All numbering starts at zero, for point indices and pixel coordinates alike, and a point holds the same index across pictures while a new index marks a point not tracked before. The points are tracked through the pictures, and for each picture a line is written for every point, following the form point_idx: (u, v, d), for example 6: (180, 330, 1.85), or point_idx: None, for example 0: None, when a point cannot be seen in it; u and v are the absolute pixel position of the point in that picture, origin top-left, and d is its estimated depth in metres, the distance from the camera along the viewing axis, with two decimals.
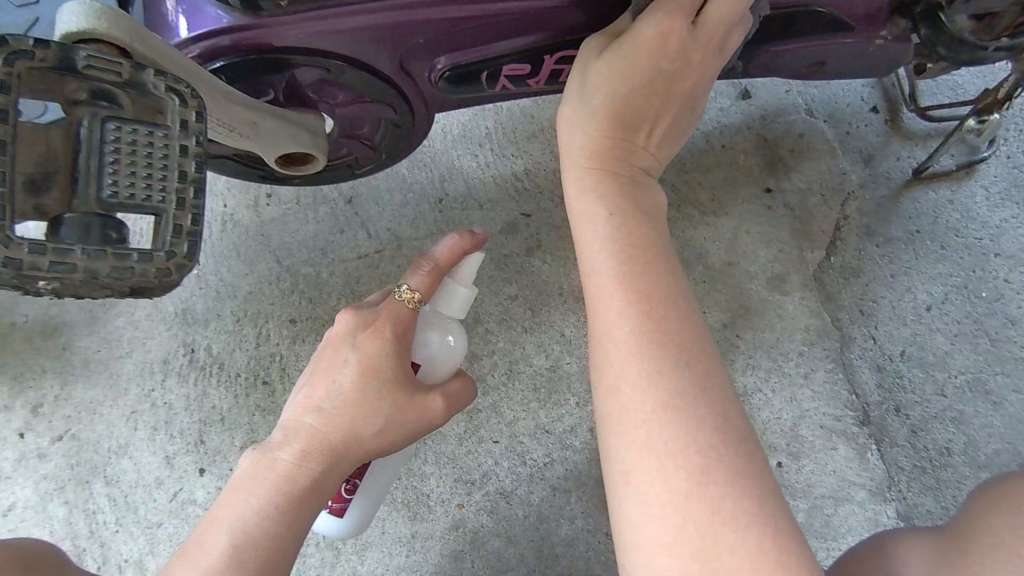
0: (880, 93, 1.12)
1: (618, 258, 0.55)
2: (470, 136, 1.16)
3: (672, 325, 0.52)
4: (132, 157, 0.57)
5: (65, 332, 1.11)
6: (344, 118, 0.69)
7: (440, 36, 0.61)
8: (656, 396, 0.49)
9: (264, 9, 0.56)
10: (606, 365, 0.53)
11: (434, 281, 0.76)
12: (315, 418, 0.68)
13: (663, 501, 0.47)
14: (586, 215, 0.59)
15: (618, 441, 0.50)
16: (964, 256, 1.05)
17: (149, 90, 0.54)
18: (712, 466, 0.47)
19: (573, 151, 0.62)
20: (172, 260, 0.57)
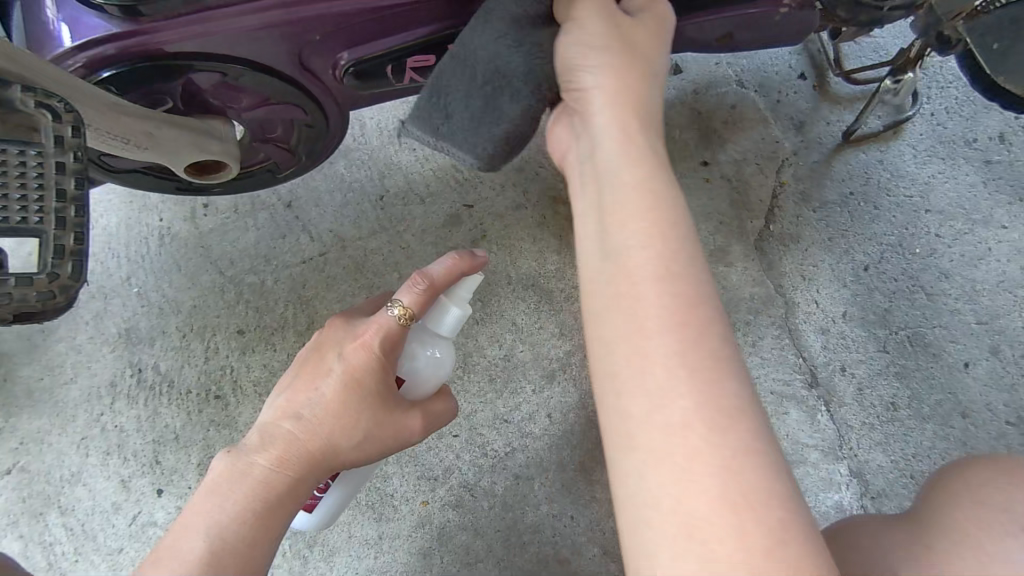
0: (806, 60, 1.15)
1: (685, 270, 0.48)
2: (408, 131, 1.15)
3: (731, 342, 0.47)
4: (8, 179, 0.56)
5: (5, 362, 1.08)
6: (253, 122, 0.68)
7: (336, 31, 0.60)
8: (690, 398, 0.44)
9: (145, 15, 0.55)
10: (668, 394, 0.44)
11: (427, 300, 0.70)
12: (293, 426, 0.66)
13: (735, 561, 0.40)
14: (637, 196, 0.51)
15: (683, 487, 0.42)
16: (898, 215, 1.08)
17: (19, 107, 0.53)
18: (790, 521, 0.42)
19: (615, 120, 0.54)
20: (55, 282, 0.54)
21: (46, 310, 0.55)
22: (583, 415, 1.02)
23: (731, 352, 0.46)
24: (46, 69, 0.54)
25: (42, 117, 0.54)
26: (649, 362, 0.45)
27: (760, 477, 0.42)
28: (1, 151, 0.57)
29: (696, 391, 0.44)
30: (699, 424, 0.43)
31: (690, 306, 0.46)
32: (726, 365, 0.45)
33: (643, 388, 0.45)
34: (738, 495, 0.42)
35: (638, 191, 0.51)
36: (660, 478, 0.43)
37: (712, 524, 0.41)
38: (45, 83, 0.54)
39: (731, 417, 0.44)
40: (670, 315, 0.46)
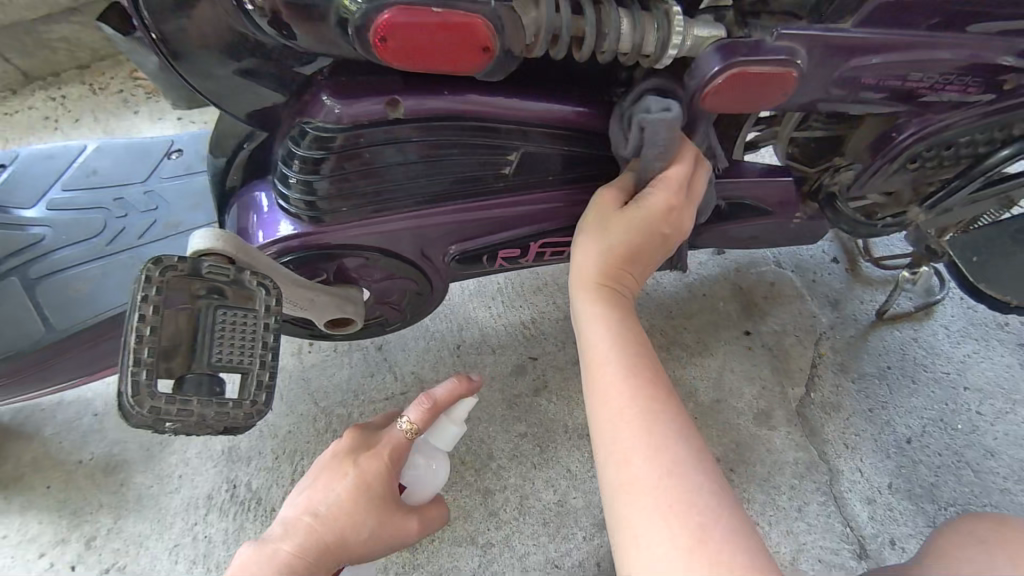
0: (838, 246, 1.30)
1: (625, 362, 0.62)
2: (484, 291, 1.35)
3: (666, 401, 0.60)
4: (235, 332, 0.65)
5: (124, 469, 1.25)
6: (378, 290, 0.80)
7: (458, 228, 0.75)
8: (645, 461, 0.56)
9: (321, 221, 0.70)
10: (615, 441, 0.58)
11: (432, 416, 0.84)
12: (313, 520, 0.75)
13: (670, 560, 0.51)
14: (593, 319, 0.66)
15: (628, 507, 0.55)
16: (936, 390, 1.15)
17: (245, 285, 0.64)
18: (710, 527, 0.52)
19: (583, 270, 0.69)
20: (255, 407, 0.64)
21: (247, 425, 0.64)
22: None
23: (667, 405, 0.60)
24: (269, 264, 0.66)
25: (257, 292, 0.65)
26: (622, 434, 0.58)
27: (713, 505, 0.53)
28: (233, 314, 0.66)
29: (652, 455, 0.56)
30: (636, 459, 0.56)
31: (638, 397, 0.59)
32: (657, 416, 0.58)
33: (616, 458, 0.57)
34: (700, 523, 0.52)
35: (609, 316, 0.66)
36: (634, 525, 0.54)
37: (648, 534, 0.53)
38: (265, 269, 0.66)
39: (687, 473, 0.55)
40: (636, 401, 0.59)
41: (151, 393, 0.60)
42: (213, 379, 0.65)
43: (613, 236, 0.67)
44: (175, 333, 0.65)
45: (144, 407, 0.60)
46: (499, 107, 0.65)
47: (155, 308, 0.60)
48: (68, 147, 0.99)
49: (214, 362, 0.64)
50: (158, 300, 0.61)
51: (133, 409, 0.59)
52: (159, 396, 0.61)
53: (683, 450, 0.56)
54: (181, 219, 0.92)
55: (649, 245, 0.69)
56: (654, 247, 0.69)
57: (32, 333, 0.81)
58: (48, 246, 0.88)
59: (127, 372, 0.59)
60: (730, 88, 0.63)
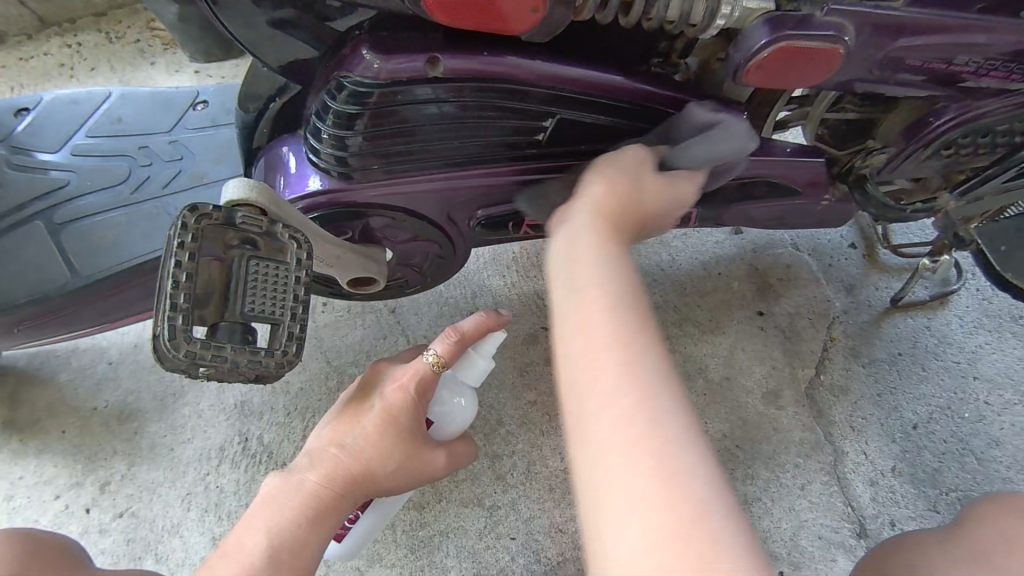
0: (857, 232, 1.29)
1: (628, 308, 0.54)
2: (499, 260, 1.35)
3: (668, 358, 0.52)
4: (268, 283, 0.66)
5: (138, 418, 1.27)
6: (401, 251, 0.81)
7: (486, 193, 0.74)
8: (634, 438, 0.47)
9: (350, 179, 0.70)
10: (610, 393, 0.49)
11: (458, 349, 0.82)
12: (340, 451, 0.77)
13: (667, 537, 0.43)
14: (593, 255, 0.57)
15: (620, 472, 0.46)
16: (946, 378, 1.16)
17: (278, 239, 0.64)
18: (713, 503, 0.45)
19: (596, 205, 0.62)
20: (286, 356, 0.65)
21: (277, 375, 0.65)
22: None
23: (668, 361, 0.52)
24: (300, 218, 0.66)
25: (289, 245, 0.65)
26: (621, 386, 0.49)
27: (715, 479, 0.46)
28: (265, 266, 0.66)
29: (636, 432, 0.47)
30: (635, 418, 0.48)
31: (629, 362, 0.50)
32: (662, 373, 0.50)
33: (597, 430, 0.48)
34: (703, 496, 0.45)
35: (604, 255, 0.57)
36: (610, 510, 0.46)
37: (642, 504, 0.45)
38: (296, 223, 0.66)
39: (680, 455, 0.47)
40: (636, 352, 0.51)
41: (187, 338, 0.60)
42: (245, 328, 0.66)
43: (637, 190, 0.65)
44: (207, 281, 0.64)
45: (180, 351, 0.60)
46: (536, 69, 0.64)
47: (192, 256, 0.61)
48: (91, 94, 0.98)
49: (246, 312, 0.65)
50: (195, 248, 0.62)
51: (168, 352, 0.59)
52: (195, 342, 0.61)
53: (675, 429, 0.48)
54: (205, 171, 0.92)
55: (652, 222, 0.68)
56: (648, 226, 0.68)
57: (56, 277, 0.81)
58: (73, 193, 0.88)
59: (164, 318, 0.60)
60: (775, 64, 0.62)
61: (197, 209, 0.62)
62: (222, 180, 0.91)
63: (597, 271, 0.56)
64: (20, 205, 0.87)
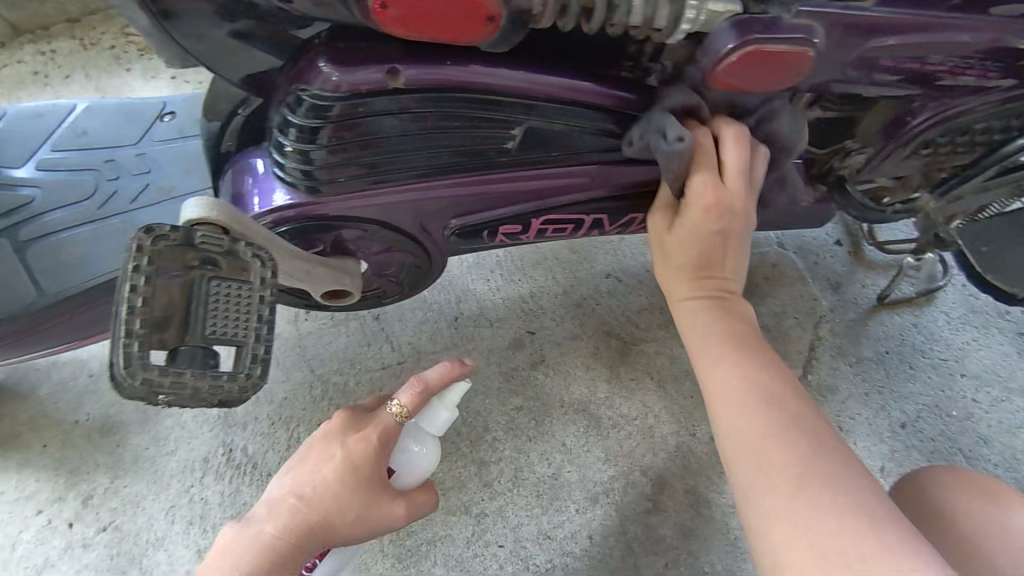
0: (843, 229, 1.28)
1: (730, 348, 0.67)
2: (483, 264, 1.34)
3: (760, 380, 0.64)
4: (229, 304, 0.64)
5: (120, 431, 1.26)
6: (374, 262, 0.79)
7: (457, 203, 0.73)
8: (769, 462, 0.59)
9: (320, 192, 0.69)
10: (721, 417, 0.64)
11: (422, 400, 0.83)
12: (297, 502, 0.76)
13: (776, 514, 0.57)
14: (686, 318, 0.71)
15: (739, 470, 0.60)
16: (932, 375, 1.15)
17: (240, 257, 0.63)
18: (812, 482, 0.57)
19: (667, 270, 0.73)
20: (249, 379, 0.64)
21: (240, 398, 0.64)
22: (622, 541, 1.08)
23: (762, 381, 0.64)
24: (264, 234, 0.65)
25: (253, 264, 0.64)
26: (725, 410, 0.63)
27: (815, 464, 0.58)
28: (227, 286, 0.64)
29: (781, 463, 0.58)
30: (739, 429, 0.62)
31: (764, 406, 0.62)
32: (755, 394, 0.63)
33: (745, 465, 0.60)
34: (799, 478, 0.57)
35: (699, 308, 0.70)
36: (773, 534, 0.56)
37: (758, 492, 0.58)
38: (260, 239, 0.64)
39: (825, 481, 0.57)
40: (735, 377, 0.65)
41: (144, 366, 0.59)
42: (207, 351, 0.64)
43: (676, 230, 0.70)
44: (166, 303, 0.63)
45: (137, 379, 0.59)
46: (500, 78, 0.63)
47: (148, 280, 0.60)
48: (56, 107, 0.96)
49: (207, 335, 0.64)
50: (152, 271, 0.60)
51: (125, 380, 0.59)
52: (153, 369, 0.60)
53: (818, 459, 0.58)
54: (174, 183, 0.90)
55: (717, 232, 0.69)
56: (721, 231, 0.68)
57: (21, 296, 0.80)
58: (38, 207, 0.87)
59: (119, 345, 0.58)
60: (746, 68, 0.61)
61: (155, 229, 0.60)
62: (191, 193, 0.89)
63: (708, 333, 0.68)
64: None
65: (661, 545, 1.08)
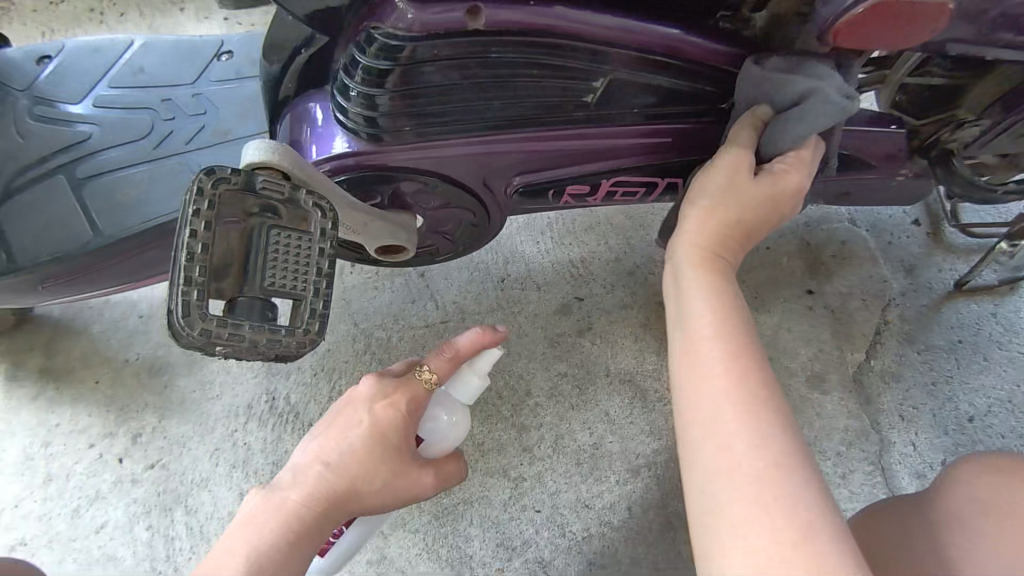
0: (922, 208, 1.19)
1: (729, 340, 0.56)
2: (533, 226, 1.29)
3: (761, 379, 0.54)
4: (288, 256, 0.62)
5: (168, 372, 1.28)
6: (431, 218, 0.75)
7: (524, 159, 0.68)
8: (769, 489, 0.49)
9: (383, 141, 0.65)
10: (714, 422, 0.53)
11: (452, 368, 0.81)
12: (323, 469, 0.73)
13: (767, 554, 0.47)
14: (692, 295, 0.59)
15: (725, 495, 0.50)
16: (1009, 369, 1.08)
17: (301, 207, 0.61)
18: (816, 524, 0.48)
19: (690, 236, 0.62)
20: (308, 335, 0.61)
21: (298, 354, 0.61)
22: (661, 515, 1.06)
23: (761, 380, 0.54)
24: (325, 183, 0.62)
25: (313, 214, 0.61)
26: (712, 420, 0.53)
27: (816, 501, 0.49)
28: (286, 236, 0.62)
29: (756, 479, 0.50)
30: (739, 445, 0.51)
31: (755, 408, 0.52)
32: (756, 401, 0.53)
33: (718, 472, 0.51)
34: (803, 517, 0.48)
35: (711, 284, 0.60)
36: (727, 551, 0.49)
37: (747, 522, 0.49)
38: (321, 189, 0.62)
39: (809, 508, 0.49)
40: (730, 378, 0.54)
41: (203, 315, 0.57)
42: (265, 303, 0.62)
43: (747, 201, 0.62)
44: (225, 251, 0.61)
45: (195, 329, 0.57)
46: (588, 23, 0.57)
47: (208, 224, 0.57)
48: (114, 42, 0.93)
49: (266, 286, 0.61)
50: (211, 216, 0.57)
51: (183, 331, 0.56)
52: (212, 319, 0.57)
53: (801, 480, 0.50)
54: (229, 127, 0.87)
55: (766, 216, 0.63)
56: (769, 217, 0.63)
57: (77, 236, 0.79)
58: (93, 144, 0.85)
59: (178, 292, 0.56)
60: (872, 22, 0.54)
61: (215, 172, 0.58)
62: (247, 138, 0.86)
63: (717, 315, 0.58)
64: (41, 156, 0.84)
65: None
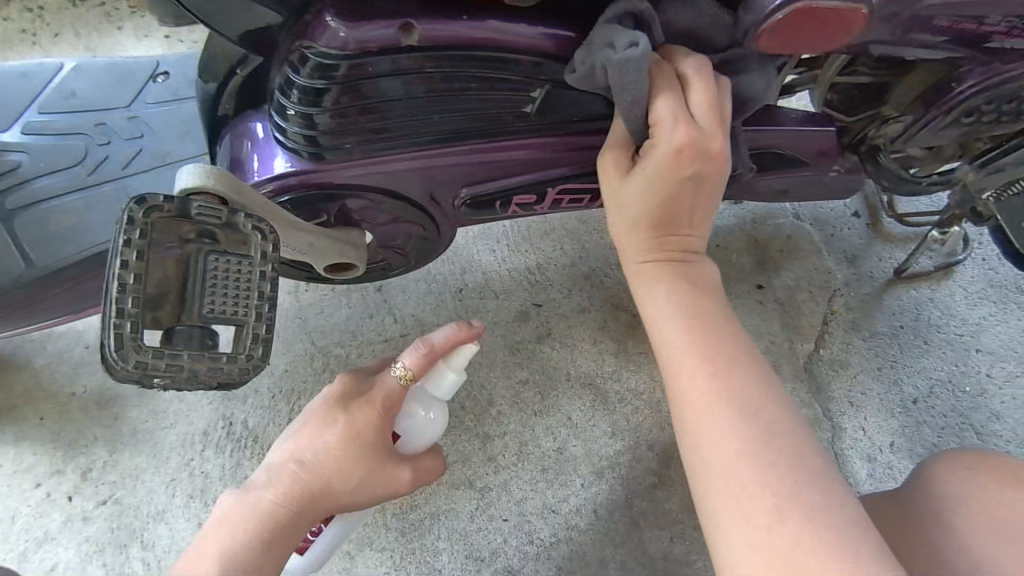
0: (860, 201, 1.24)
1: (691, 341, 0.59)
2: (489, 234, 1.29)
3: (732, 373, 0.57)
4: (228, 281, 0.60)
5: (118, 403, 1.23)
6: (380, 234, 0.75)
7: (469, 172, 0.69)
8: (741, 483, 0.53)
9: (325, 159, 0.64)
10: (689, 426, 0.57)
11: (429, 364, 0.79)
12: (300, 468, 0.73)
13: (749, 544, 0.52)
14: (646, 301, 0.64)
15: (707, 493, 0.55)
16: (948, 351, 1.13)
17: (240, 230, 0.59)
18: (791, 507, 0.52)
19: (625, 244, 0.65)
20: (250, 361, 0.59)
21: (241, 381, 0.60)
22: (626, 515, 1.07)
23: (731, 376, 0.57)
24: (265, 204, 0.61)
25: (252, 237, 0.60)
26: (691, 423, 0.57)
27: (792, 485, 0.53)
28: (225, 262, 0.60)
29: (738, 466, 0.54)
30: (711, 445, 0.55)
31: (727, 401, 0.56)
32: (724, 397, 0.56)
33: (707, 464, 0.55)
34: (775, 502, 0.52)
35: (663, 284, 0.63)
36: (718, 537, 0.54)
37: (730, 517, 0.53)
38: (260, 211, 0.61)
39: (789, 480, 0.53)
40: (704, 380, 0.57)
41: (138, 346, 0.55)
42: (206, 331, 0.60)
43: (648, 196, 0.61)
44: (161, 280, 0.59)
45: (130, 362, 0.55)
46: (523, 35, 0.57)
47: (141, 253, 0.56)
48: (44, 66, 0.90)
49: (206, 313, 0.60)
50: (144, 244, 0.56)
51: (117, 364, 0.55)
52: (149, 350, 0.56)
53: (780, 456, 0.54)
54: (170, 149, 0.85)
55: (689, 194, 0.61)
56: (694, 194, 0.61)
57: (8, 268, 0.75)
58: (18, 171, 0.81)
59: (110, 324, 0.54)
60: (791, 30, 0.57)
61: (147, 199, 0.56)
62: (188, 160, 0.84)
63: (674, 322, 0.61)
64: None
65: (667, 520, 1.07)
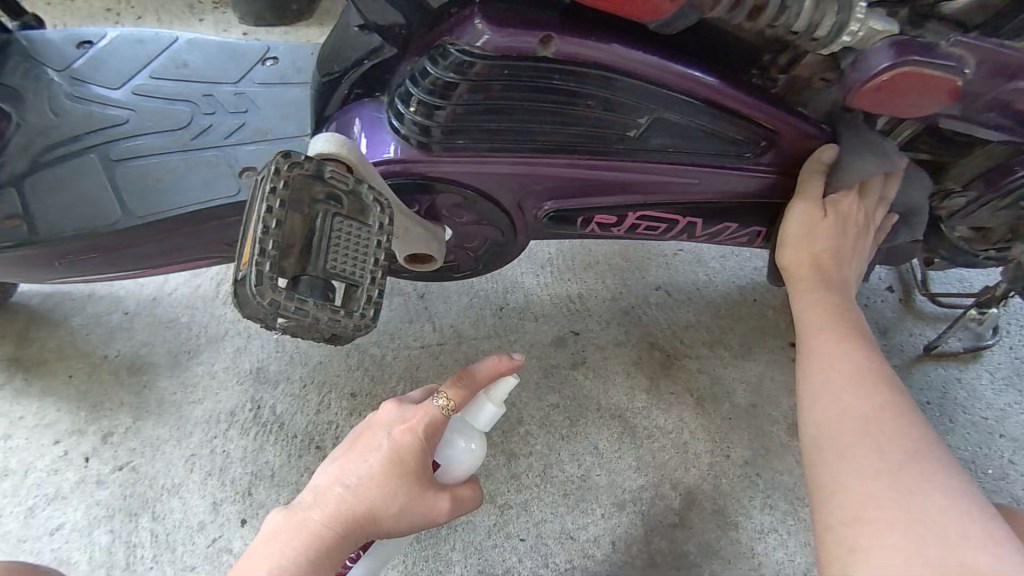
0: (895, 276, 1.29)
1: (844, 346, 0.68)
2: (535, 259, 1.34)
3: (881, 379, 0.65)
4: (350, 242, 0.64)
5: (149, 372, 1.25)
6: (460, 233, 0.79)
7: (559, 184, 0.73)
8: (879, 451, 0.57)
9: (433, 150, 0.69)
10: (823, 407, 0.63)
11: (468, 395, 0.81)
12: (345, 491, 0.72)
13: (872, 496, 0.54)
14: (806, 317, 0.73)
15: (831, 456, 0.59)
16: (972, 432, 1.15)
17: (363, 200, 0.64)
18: (925, 477, 0.54)
19: (799, 270, 0.76)
20: (364, 319, 0.63)
21: (352, 336, 0.64)
22: (644, 552, 1.06)
23: (877, 379, 0.65)
24: (379, 181, 0.67)
25: (372, 209, 0.65)
26: (825, 404, 0.63)
27: (932, 467, 0.55)
28: (347, 225, 0.64)
29: (892, 480, 0.55)
30: (845, 418, 0.61)
31: (893, 434, 0.59)
32: (863, 389, 0.63)
33: (834, 435, 0.61)
34: (906, 472, 0.55)
35: (825, 303, 0.73)
36: (854, 534, 0.53)
37: (854, 476, 0.56)
38: (377, 185, 0.66)
39: (952, 510, 0.52)
40: (845, 374, 0.65)
41: (272, 286, 0.59)
42: (325, 285, 0.63)
43: (830, 233, 0.75)
44: (289, 233, 0.62)
45: (265, 299, 0.59)
46: (640, 62, 0.63)
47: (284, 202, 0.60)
48: (161, 38, 0.98)
49: (328, 268, 0.63)
50: (285, 196, 0.60)
51: (254, 299, 0.58)
52: (281, 292, 0.60)
53: (947, 491, 0.53)
54: (271, 126, 0.90)
55: (847, 243, 0.76)
56: (851, 243, 0.76)
57: (107, 214, 0.81)
58: (131, 130, 0.88)
59: (252, 262, 0.58)
60: (889, 91, 0.62)
61: (292, 156, 0.61)
62: (286, 137, 0.89)
63: (830, 333, 0.70)
64: (75, 136, 0.87)
65: (685, 563, 1.05)
